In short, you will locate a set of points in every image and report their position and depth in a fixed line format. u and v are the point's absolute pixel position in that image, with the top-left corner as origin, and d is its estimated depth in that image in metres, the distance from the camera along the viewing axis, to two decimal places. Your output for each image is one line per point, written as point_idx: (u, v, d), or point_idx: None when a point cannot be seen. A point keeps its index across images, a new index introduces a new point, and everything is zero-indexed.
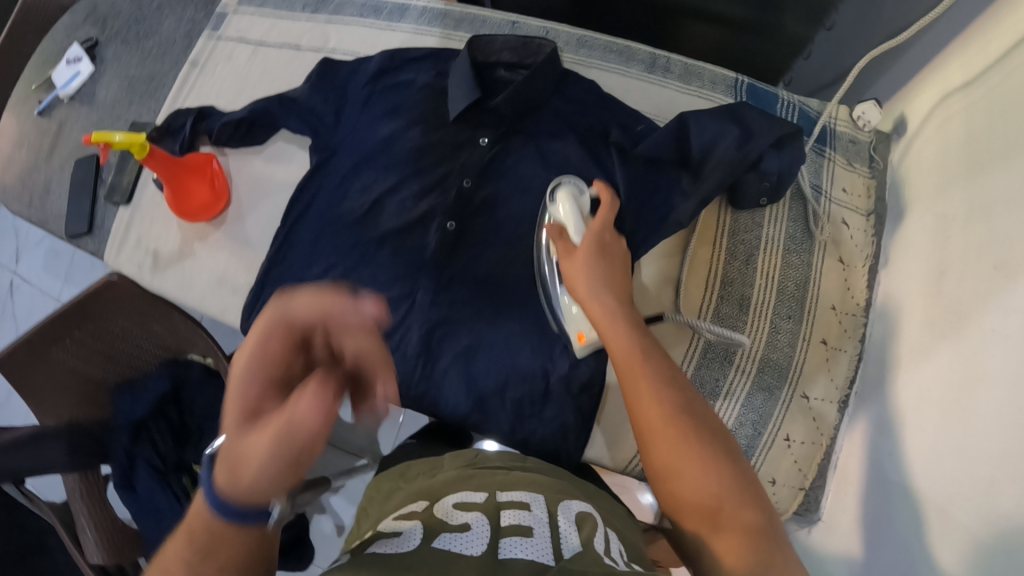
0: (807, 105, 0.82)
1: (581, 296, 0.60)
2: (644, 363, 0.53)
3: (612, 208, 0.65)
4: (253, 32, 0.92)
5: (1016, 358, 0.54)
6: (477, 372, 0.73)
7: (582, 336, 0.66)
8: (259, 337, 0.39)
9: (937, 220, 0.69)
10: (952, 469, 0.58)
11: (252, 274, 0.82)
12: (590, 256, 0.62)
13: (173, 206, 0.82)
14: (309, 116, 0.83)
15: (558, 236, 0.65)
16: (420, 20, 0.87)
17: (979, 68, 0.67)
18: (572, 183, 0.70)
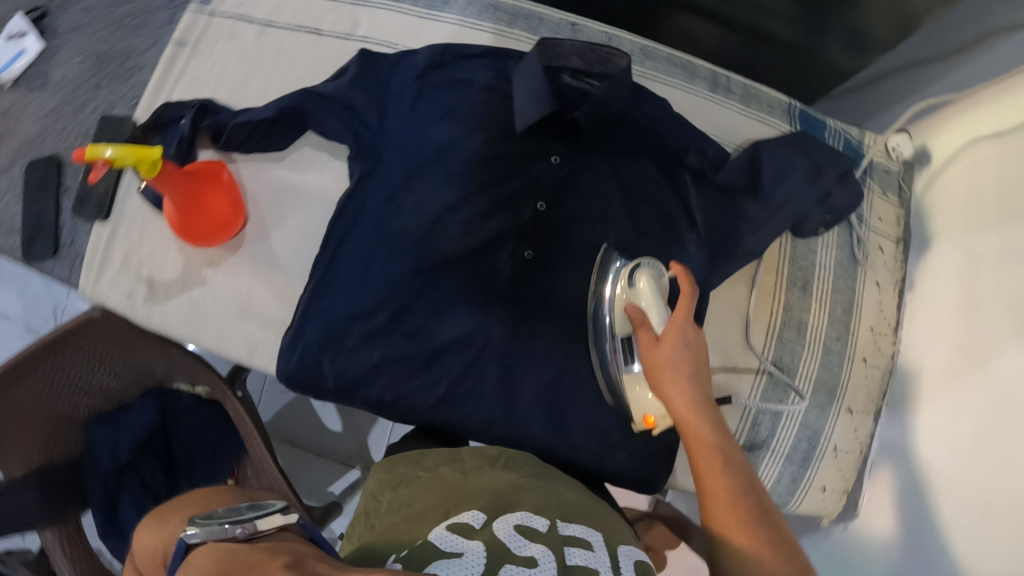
0: (850, 133, 0.85)
1: (664, 387, 0.60)
2: (725, 470, 0.53)
3: (693, 296, 0.62)
4: (260, 8, 0.77)
5: None
6: (562, 406, 0.70)
7: (649, 420, 0.65)
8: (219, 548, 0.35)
9: (967, 256, 0.76)
10: (989, 484, 0.66)
11: (285, 304, 0.71)
12: (673, 351, 0.60)
13: (183, 229, 0.67)
14: (350, 116, 0.70)
15: (640, 326, 0.63)
16: (468, 11, 0.77)
17: (1010, 122, 0.73)
18: (649, 264, 0.68)
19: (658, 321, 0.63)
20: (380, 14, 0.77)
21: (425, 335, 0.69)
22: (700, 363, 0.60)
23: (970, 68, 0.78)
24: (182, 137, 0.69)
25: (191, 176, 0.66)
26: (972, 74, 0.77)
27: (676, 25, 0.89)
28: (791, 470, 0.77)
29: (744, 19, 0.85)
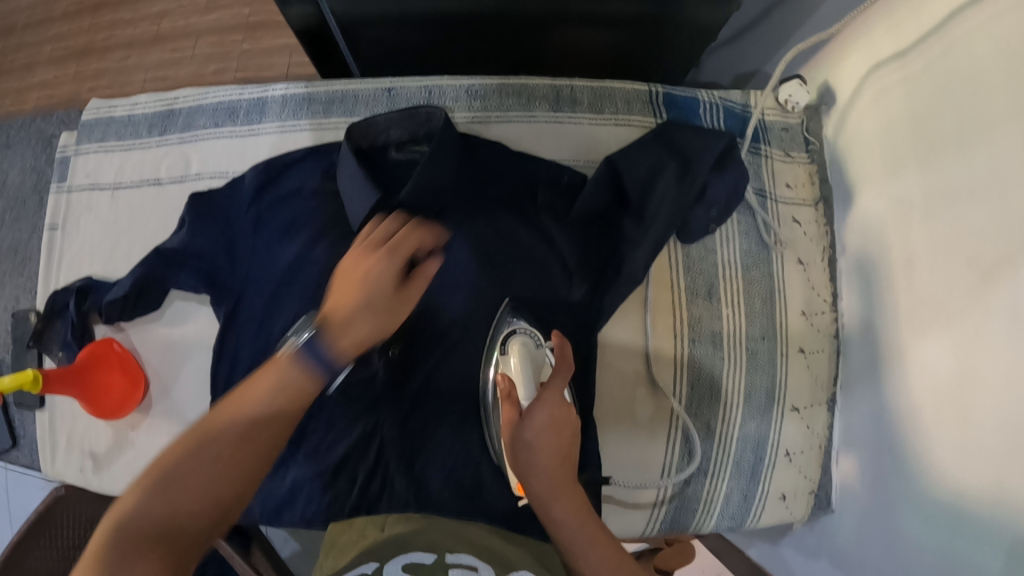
0: (730, 99, 0.76)
1: (516, 446, 0.55)
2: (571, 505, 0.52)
3: (566, 375, 0.58)
4: (106, 173, 0.81)
5: (1005, 359, 0.53)
6: (472, 495, 0.66)
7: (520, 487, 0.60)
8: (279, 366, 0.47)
9: (894, 206, 0.67)
10: (949, 469, 0.57)
11: None
12: (534, 431, 0.54)
13: (98, 413, 0.72)
14: (203, 262, 0.71)
15: (505, 399, 0.57)
16: (285, 112, 0.76)
17: (909, 38, 0.65)
18: (525, 329, 0.63)
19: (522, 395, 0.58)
20: (206, 146, 0.77)
21: (322, 452, 0.68)
22: (564, 447, 0.55)
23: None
24: (74, 321, 0.75)
25: (82, 364, 0.70)
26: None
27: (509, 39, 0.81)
28: (740, 487, 0.72)
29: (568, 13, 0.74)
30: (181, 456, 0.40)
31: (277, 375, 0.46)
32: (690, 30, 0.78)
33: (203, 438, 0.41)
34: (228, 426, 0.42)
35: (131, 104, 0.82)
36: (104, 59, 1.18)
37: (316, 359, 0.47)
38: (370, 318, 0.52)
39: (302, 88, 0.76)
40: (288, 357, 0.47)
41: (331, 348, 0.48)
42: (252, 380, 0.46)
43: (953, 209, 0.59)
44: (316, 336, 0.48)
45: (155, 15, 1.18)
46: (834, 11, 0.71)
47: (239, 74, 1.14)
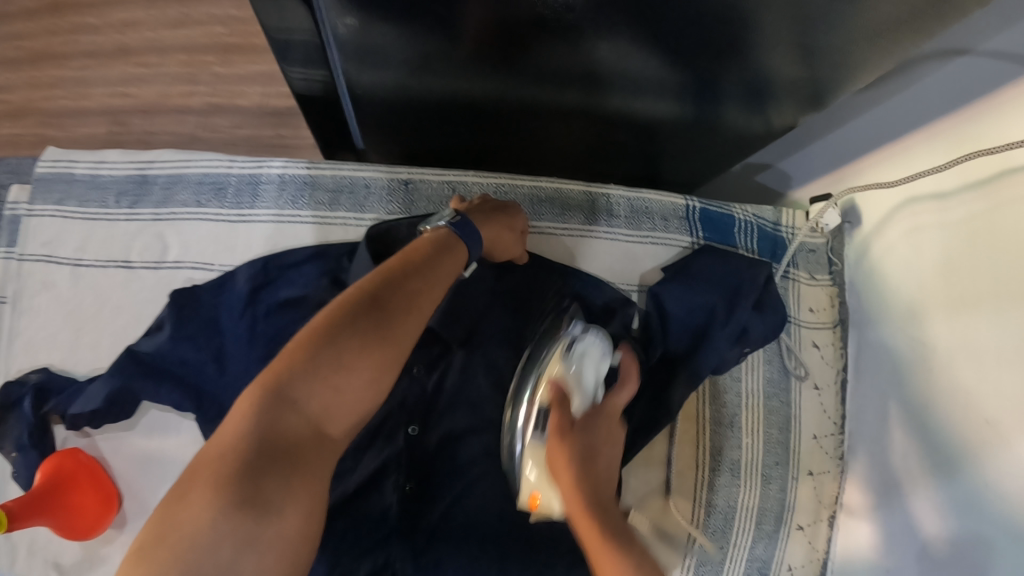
0: (762, 216, 0.76)
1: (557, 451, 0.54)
2: (587, 506, 0.51)
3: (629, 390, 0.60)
4: (67, 245, 0.71)
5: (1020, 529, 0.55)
6: None
7: (536, 497, 0.57)
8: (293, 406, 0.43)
9: (916, 344, 0.67)
10: None
11: None
12: (579, 432, 0.55)
13: (79, 534, 0.65)
14: (184, 371, 0.63)
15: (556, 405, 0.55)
16: (283, 197, 0.69)
17: (950, 183, 0.63)
18: (586, 335, 0.60)
19: (575, 402, 0.57)
20: (188, 228, 0.69)
21: None
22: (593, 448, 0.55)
23: (897, 103, 0.65)
24: (31, 423, 0.66)
25: (46, 487, 0.63)
26: (905, 109, 0.65)
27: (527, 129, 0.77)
28: None
29: (584, 108, 0.73)
30: (252, 410, 0.41)
31: (355, 314, 0.47)
32: (716, 133, 0.77)
33: (273, 402, 0.42)
34: (300, 389, 0.43)
35: (97, 161, 0.72)
36: (63, 66, 1.09)
37: (460, 233, 0.58)
38: (459, 258, 0.56)
39: (303, 169, 0.68)
40: (445, 233, 0.57)
41: (405, 307, 0.50)
42: (331, 313, 0.47)
43: (982, 369, 0.59)
44: (392, 286, 0.50)
45: (119, 25, 1.07)
46: (872, 127, 0.70)
47: (208, 97, 1.07)
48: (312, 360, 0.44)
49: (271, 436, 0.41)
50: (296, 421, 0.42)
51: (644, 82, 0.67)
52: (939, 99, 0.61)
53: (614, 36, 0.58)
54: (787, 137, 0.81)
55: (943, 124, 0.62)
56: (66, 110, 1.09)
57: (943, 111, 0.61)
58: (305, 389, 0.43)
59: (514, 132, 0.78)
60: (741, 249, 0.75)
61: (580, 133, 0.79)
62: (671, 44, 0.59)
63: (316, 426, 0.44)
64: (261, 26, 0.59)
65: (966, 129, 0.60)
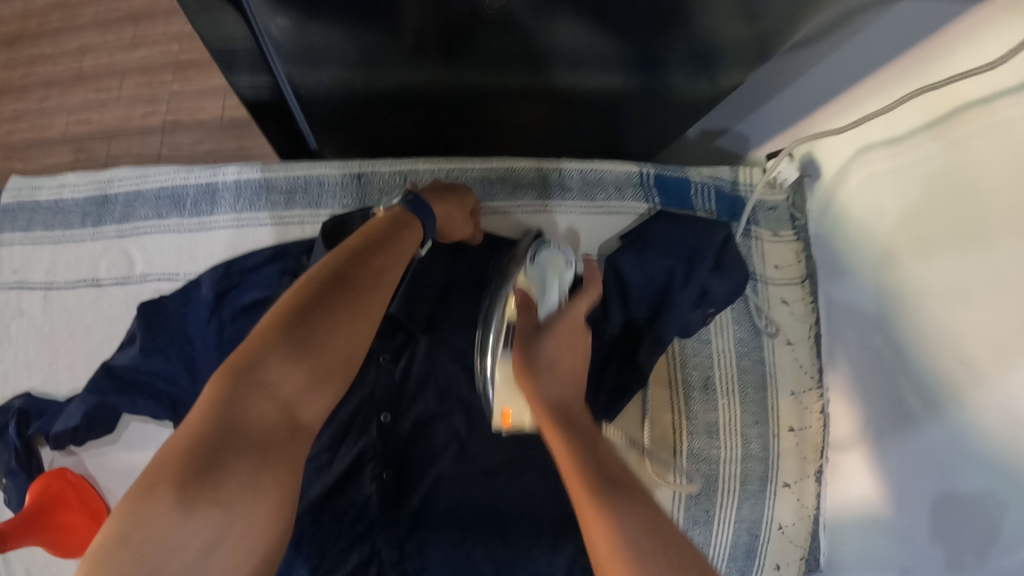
0: (719, 177, 0.76)
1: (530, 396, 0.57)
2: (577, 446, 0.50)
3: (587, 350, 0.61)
4: (36, 270, 0.72)
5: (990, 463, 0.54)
6: None
7: (507, 416, 0.60)
8: (261, 391, 0.41)
9: (881, 291, 0.67)
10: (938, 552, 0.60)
11: None
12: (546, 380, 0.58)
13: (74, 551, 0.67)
14: (157, 382, 0.64)
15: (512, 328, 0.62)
16: (240, 203, 0.70)
17: (901, 127, 0.63)
18: (562, 252, 0.66)
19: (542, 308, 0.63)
20: (151, 242, 0.70)
21: None
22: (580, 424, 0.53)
23: (847, 52, 0.65)
24: (16, 448, 0.67)
25: (34, 508, 0.65)
26: (855, 58, 0.64)
27: (480, 114, 0.78)
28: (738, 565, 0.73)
29: (531, 87, 0.73)
30: (220, 398, 0.39)
31: (319, 294, 0.46)
32: (667, 101, 0.78)
33: (244, 389, 0.40)
34: (271, 374, 0.41)
35: (59, 185, 0.73)
36: (24, 99, 1.14)
37: (416, 210, 0.58)
38: (416, 235, 0.57)
39: (257, 173, 0.70)
40: (399, 211, 0.58)
41: (370, 285, 0.49)
42: (297, 296, 0.46)
43: (947, 308, 0.58)
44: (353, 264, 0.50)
45: (82, 52, 1.13)
46: (825, 78, 0.69)
47: (169, 115, 1.09)
48: (279, 342, 0.43)
49: (239, 422, 0.39)
50: (268, 404, 0.41)
51: (592, 55, 0.67)
52: (882, 44, 0.61)
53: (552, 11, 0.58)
54: (738, 97, 0.81)
55: (893, 69, 0.61)
56: (32, 143, 1.12)
57: (890, 56, 0.61)
58: (277, 370, 0.42)
59: (466, 117, 0.78)
60: (700, 211, 0.75)
61: (529, 112, 0.79)
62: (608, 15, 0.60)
63: (288, 409, 0.42)
64: (201, 39, 0.58)
65: (914, 71, 0.59)
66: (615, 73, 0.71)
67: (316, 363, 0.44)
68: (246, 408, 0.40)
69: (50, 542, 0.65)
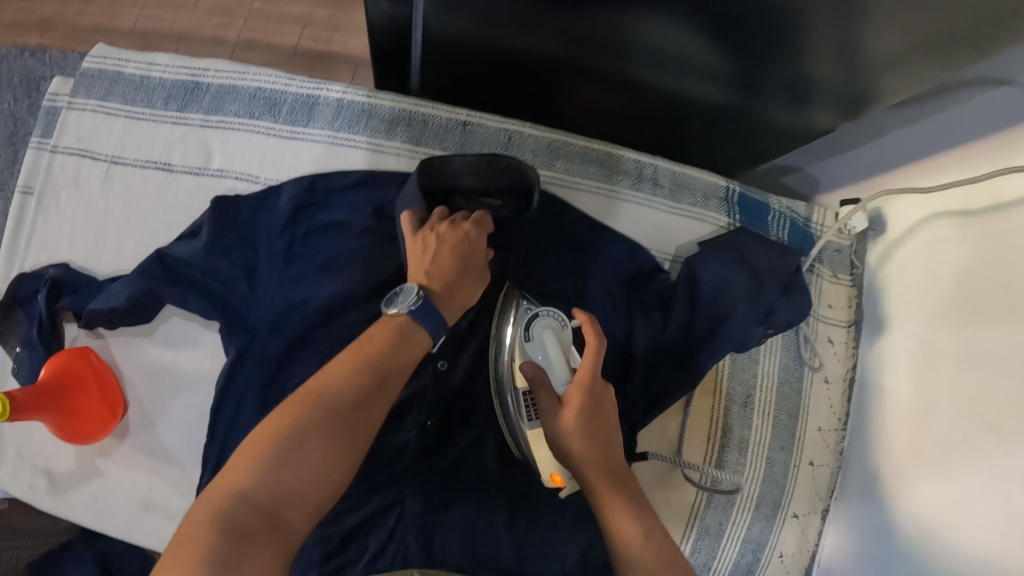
0: (796, 210, 0.79)
1: (559, 453, 0.57)
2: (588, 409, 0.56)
3: (599, 349, 0.57)
4: (104, 142, 0.69)
5: (1001, 524, 0.58)
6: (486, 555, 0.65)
7: (556, 479, 0.60)
8: (260, 480, 0.43)
9: (922, 349, 0.70)
10: None
11: (186, 497, 0.66)
12: (577, 401, 0.56)
13: (81, 436, 0.63)
14: (212, 282, 0.62)
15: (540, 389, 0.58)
16: (338, 121, 0.68)
17: (975, 199, 0.65)
18: (548, 311, 0.63)
19: (557, 383, 0.59)
20: (237, 140, 0.68)
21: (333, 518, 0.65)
22: (609, 431, 0.58)
23: (936, 122, 0.68)
24: (41, 318, 0.64)
25: (51, 383, 0.61)
26: (942, 127, 0.67)
27: (582, 97, 0.80)
28: None
29: (636, 79, 0.74)
30: (233, 484, 0.43)
31: (320, 414, 0.46)
32: (760, 126, 0.80)
33: (232, 494, 0.42)
34: (271, 470, 0.44)
35: (148, 63, 0.70)
36: None
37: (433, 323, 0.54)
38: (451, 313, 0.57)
39: (363, 97, 0.69)
40: (405, 318, 0.53)
41: (372, 431, 0.49)
42: (323, 381, 0.49)
43: (985, 378, 0.62)
44: (349, 396, 0.48)
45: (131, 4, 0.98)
46: (908, 142, 0.72)
47: (244, 32, 1.06)
48: (290, 426, 0.45)
49: (243, 508, 0.42)
50: (262, 486, 0.43)
51: (700, 63, 0.68)
52: (969, 122, 0.64)
53: (675, 6, 0.59)
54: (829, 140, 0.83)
55: (977, 146, 0.65)
56: (90, 26, 1.04)
57: (977, 134, 0.64)
58: (280, 476, 0.44)
59: (569, 93, 0.79)
60: (773, 236, 0.77)
61: (627, 105, 0.80)
62: (724, 24, 0.60)
63: (285, 480, 0.44)
64: None
65: (1000, 150, 0.62)
66: (714, 84, 0.72)
67: (319, 444, 0.45)
68: (243, 492, 0.42)
69: (58, 422, 0.61)
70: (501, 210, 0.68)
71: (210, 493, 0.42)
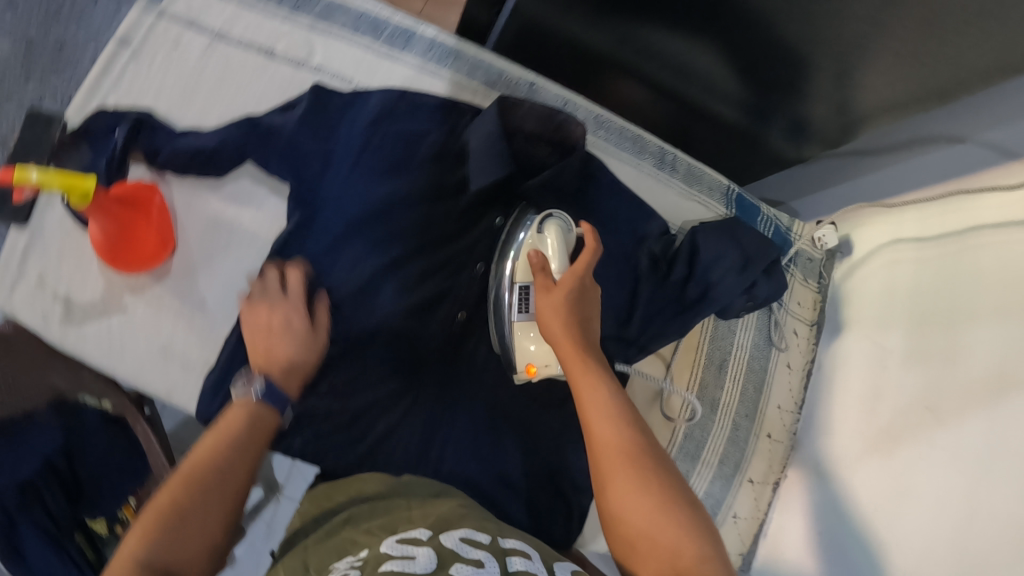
0: (780, 219, 0.94)
1: (546, 306, 0.62)
2: (584, 348, 0.59)
3: (595, 252, 0.64)
4: (212, 16, 0.75)
5: (944, 484, 0.72)
6: (485, 447, 0.72)
7: (531, 369, 0.68)
8: (194, 495, 0.48)
9: (874, 347, 0.87)
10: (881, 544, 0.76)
11: (206, 345, 0.71)
12: (565, 298, 0.61)
13: (117, 256, 0.67)
14: (292, 152, 0.67)
15: (540, 270, 0.63)
16: (428, 55, 0.78)
17: (930, 231, 0.83)
18: (559, 216, 0.69)
19: (557, 270, 0.65)
20: (337, 46, 0.76)
21: (350, 394, 0.69)
22: (589, 312, 0.63)
23: (905, 168, 0.85)
24: (113, 152, 0.65)
25: (124, 198, 0.65)
26: (909, 171, 0.85)
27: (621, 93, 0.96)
28: None
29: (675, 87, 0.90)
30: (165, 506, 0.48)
31: (194, 484, 0.49)
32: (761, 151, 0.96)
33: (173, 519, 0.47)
34: (206, 502, 0.48)
35: None
36: None
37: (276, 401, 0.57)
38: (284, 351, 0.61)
39: (453, 41, 0.78)
40: (248, 400, 0.56)
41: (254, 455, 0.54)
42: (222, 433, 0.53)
43: (928, 368, 0.78)
44: (228, 453, 0.52)
45: None
46: (880, 183, 0.89)
47: None
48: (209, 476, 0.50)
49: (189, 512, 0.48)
50: (193, 491, 0.48)
51: (724, 87, 0.86)
52: (928, 171, 0.82)
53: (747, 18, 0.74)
54: (816, 171, 0.98)
55: (934, 188, 0.82)
56: None
57: (934, 179, 0.82)
58: (212, 495, 0.49)
59: (613, 82, 0.93)
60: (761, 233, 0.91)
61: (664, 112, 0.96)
62: (771, 49, 0.77)
63: (208, 489, 0.49)
64: None
65: (953, 186, 0.80)
66: (737, 103, 0.88)
67: (228, 459, 0.51)
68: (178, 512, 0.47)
69: (110, 233, 0.65)
70: (547, 158, 0.72)
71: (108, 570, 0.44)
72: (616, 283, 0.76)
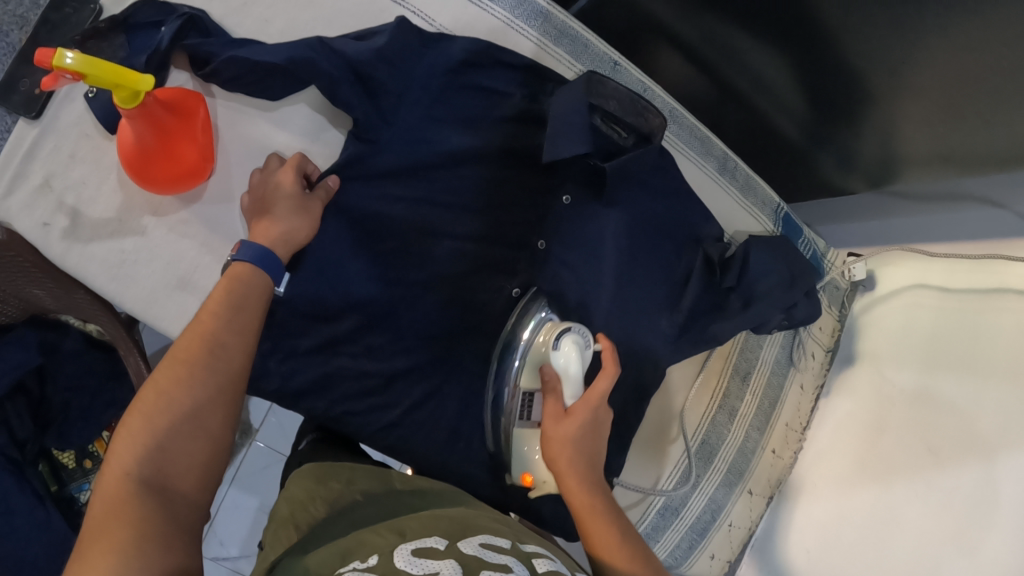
0: (817, 242, 0.95)
1: (554, 437, 0.60)
2: (590, 480, 0.59)
3: (613, 379, 0.62)
4: None
5: (934, 522, 0.78)
6: None
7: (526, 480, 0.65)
8: (187, 379, 0.48)
9: (882, 383, 0.89)
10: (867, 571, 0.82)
11: None
12: (575, 431, 0.60)
13: (149, 171, 0.59)
14: (361, 84, 0.60)
15: (550, 393, 0.62)
16: (517, 10, 0.73)
17: (956, 283, 0.86)
18: (578, 329, 0.65)
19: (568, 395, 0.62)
20: None
21: (387, 355, 0.65)
22: (599, 439, 0.62)
23: (944, 219, 0.85)
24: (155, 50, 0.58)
25: (166, 104, 0.57)
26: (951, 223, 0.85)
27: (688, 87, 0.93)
28: (692, 537, 0.85)
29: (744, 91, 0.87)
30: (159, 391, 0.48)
31: (187, 383, 0.48)
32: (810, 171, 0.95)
33: (170, 414, 0.47)
34: (192, 393, 0.48)
35: None
36: None
37: (256, 257, 0.55)
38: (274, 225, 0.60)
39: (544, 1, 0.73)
40: (241, 266, 0.55)
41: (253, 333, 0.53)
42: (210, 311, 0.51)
43: (933, 412, 0.82)
44: (226, 325, 0.51)
45: None
46: (917, 227, 0.89)
47: None
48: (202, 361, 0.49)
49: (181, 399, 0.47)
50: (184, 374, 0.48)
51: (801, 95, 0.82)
52: (966, 229, 0.84)
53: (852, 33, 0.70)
54: (846, 205, 0.94)
55: (973, 243, 0.84)
56: None
57: (975, 236, 0.83)
58: (209, 379, 0.49)
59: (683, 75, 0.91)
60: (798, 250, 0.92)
61: (723, 115, 0.94)
62: (859, 72, 0.74)
63: (205, 368, 0.49)
64: None
65: (994, 246, 0.82)
66: (799, 118, 0.85)
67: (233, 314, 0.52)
68: (172, 398, 0.47)
69: (148, 142, 0.57)
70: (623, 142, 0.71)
71: (102, 483, 0.44)
72: (668, 282, 0.75)
